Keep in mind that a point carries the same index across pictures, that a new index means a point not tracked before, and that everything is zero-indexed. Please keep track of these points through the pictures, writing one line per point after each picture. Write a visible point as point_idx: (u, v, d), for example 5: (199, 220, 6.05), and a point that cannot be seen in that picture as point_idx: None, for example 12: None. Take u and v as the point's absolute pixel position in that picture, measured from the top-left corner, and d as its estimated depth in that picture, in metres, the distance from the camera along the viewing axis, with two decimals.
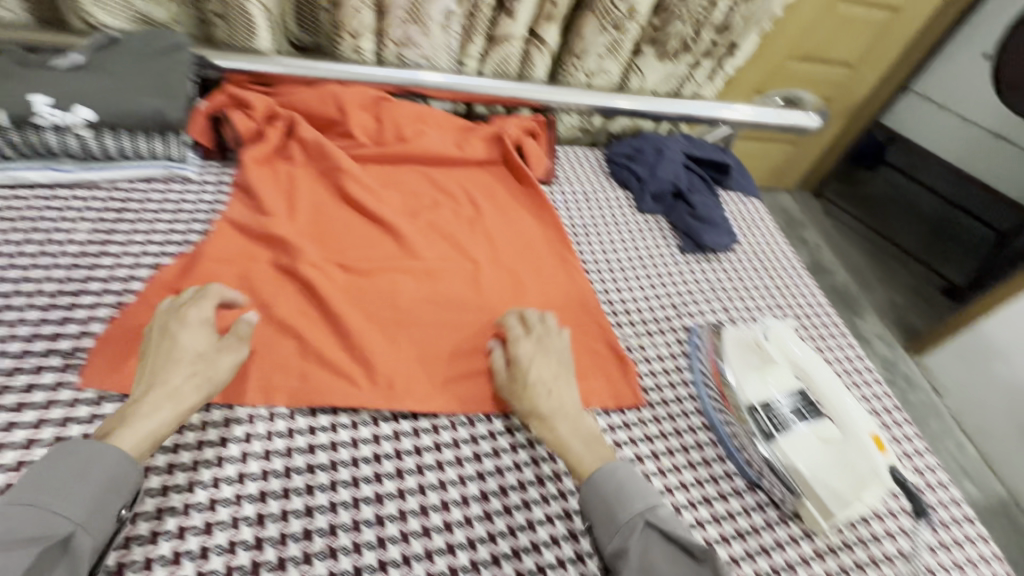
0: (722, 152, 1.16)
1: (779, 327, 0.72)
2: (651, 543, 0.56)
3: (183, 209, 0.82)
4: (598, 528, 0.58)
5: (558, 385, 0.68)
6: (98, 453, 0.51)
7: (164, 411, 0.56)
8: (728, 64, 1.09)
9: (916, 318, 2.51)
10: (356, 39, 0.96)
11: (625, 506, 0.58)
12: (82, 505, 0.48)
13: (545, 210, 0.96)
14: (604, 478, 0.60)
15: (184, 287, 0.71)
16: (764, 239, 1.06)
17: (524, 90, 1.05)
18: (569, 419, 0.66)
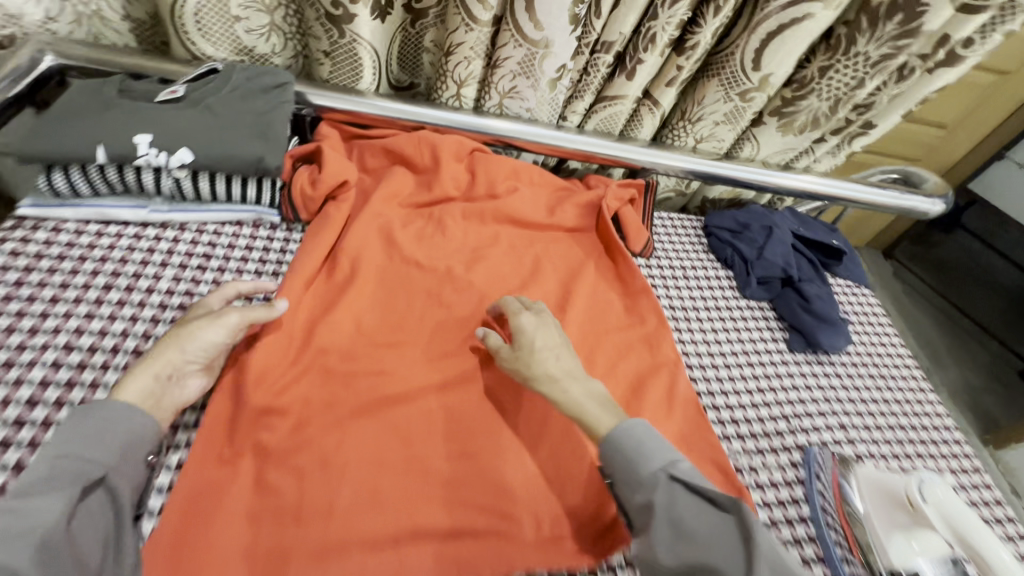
0: (832, 233, 1.06)
1: (937, 482, 0.61)
2: (675, 495, 0.56)
3: (268, 261, 0.78)
4: (619, 484, 0.59)
5: (562, 351, 0.71)
6: (118, 422, 0.53)
7: (149, 378, 0.58)
8: (857, 142, 0.99)
9: (991, 403, 2.32)
10: (460, 87, 0.91)
11: (644, 463, 0.59)
12: (110, 454, 0.52)
13: (644, 291, 0.87)
14: (623, 435, 0.61)
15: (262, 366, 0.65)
16: (878, 340, 0.95)
17: (627, 151, 0.98)
18: (580, 385, 0.67)
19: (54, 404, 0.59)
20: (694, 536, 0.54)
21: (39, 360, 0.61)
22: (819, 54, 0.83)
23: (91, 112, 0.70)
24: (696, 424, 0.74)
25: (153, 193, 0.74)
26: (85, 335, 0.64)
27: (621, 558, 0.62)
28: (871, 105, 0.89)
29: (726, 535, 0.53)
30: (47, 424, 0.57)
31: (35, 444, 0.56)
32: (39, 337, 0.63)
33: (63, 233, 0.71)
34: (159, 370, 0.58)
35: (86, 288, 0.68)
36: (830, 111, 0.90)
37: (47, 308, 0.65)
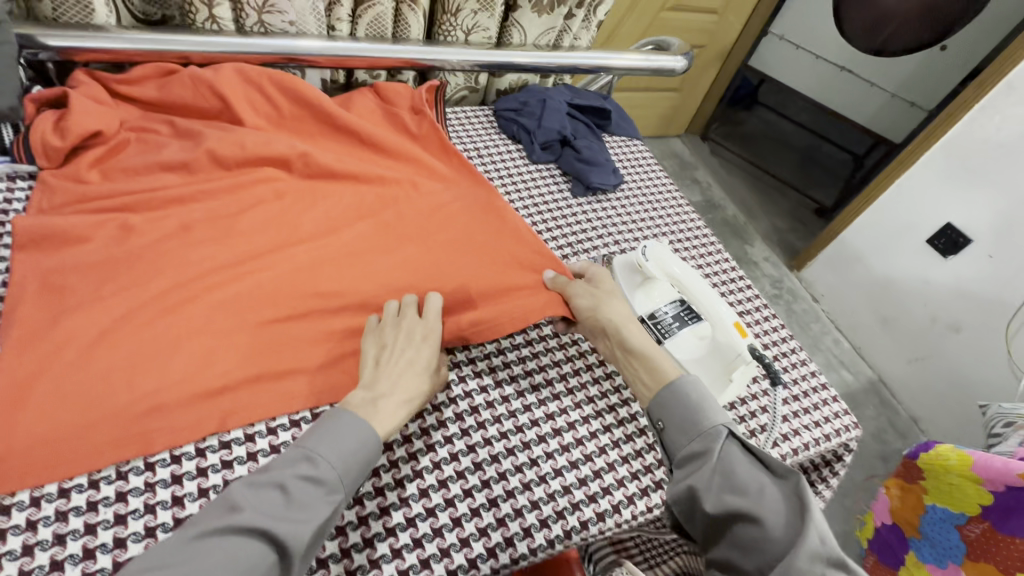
0: (604, 99, 1.23)
1: (655, 246, 0.79)
2: (730, 448, 0.60)
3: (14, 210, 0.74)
4: (673, 431, 0.64)
5: (621, 304, 0.77)
6: (366, 438, 0.60)
7: (399, 411, 0.64)
8: (600, 9, 1.17)
9: (796, 239, 2.82)
10: (212, 9, 0.91)
11: (703, 415, 0.63)
12: (357, 469, 0.59)
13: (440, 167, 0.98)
14: (680, 387, 0.66)
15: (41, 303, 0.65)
16: (647, 175, 1.14)
17: (401, 51, 1.04)
18: (640, 335, 0.73)
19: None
20: (743, 486, 0.57)
21: None
22: None
23: None
24: (501, 261, 0.87)
25: None
26: None
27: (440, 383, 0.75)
28: None
29: (776, 492, 0.56)
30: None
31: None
32: None
33: None
34: (399, 397, 0.65)
35: None
36: None
37: None
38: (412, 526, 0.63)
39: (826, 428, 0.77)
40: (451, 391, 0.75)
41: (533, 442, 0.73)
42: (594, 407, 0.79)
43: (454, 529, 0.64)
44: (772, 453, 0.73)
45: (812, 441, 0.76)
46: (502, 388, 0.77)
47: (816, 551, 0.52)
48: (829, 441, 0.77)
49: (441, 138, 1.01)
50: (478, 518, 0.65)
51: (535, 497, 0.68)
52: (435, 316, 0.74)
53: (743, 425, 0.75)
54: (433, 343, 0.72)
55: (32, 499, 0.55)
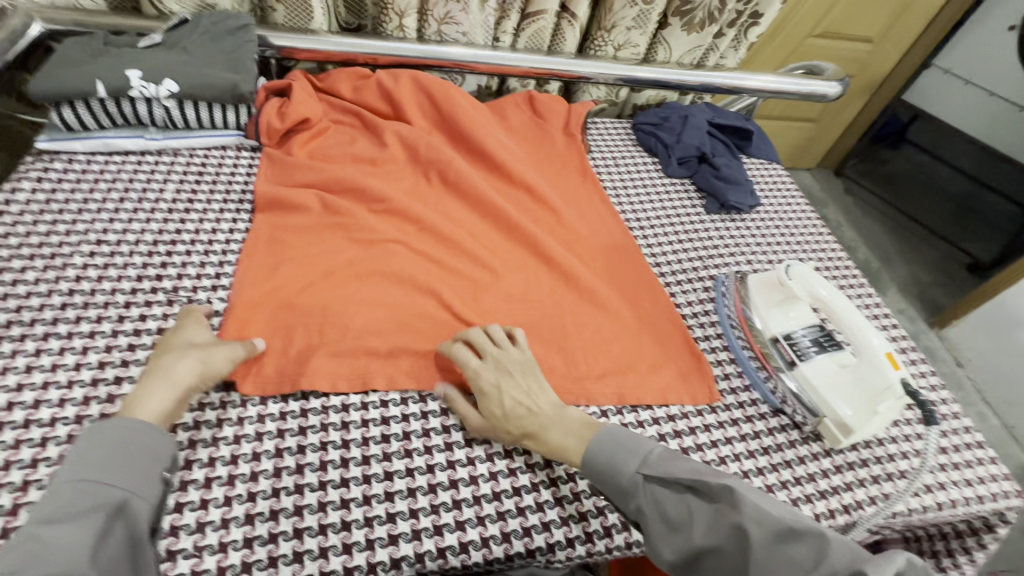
0: (746, 120, 1.21)
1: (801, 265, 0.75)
2: (654, 492, 0.58)
3: (237, 173, 0.90)
4: (612, 496, 0.61)
5: (533, 399, 0.67)
6: (142, 445, 0.55)
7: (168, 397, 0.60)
8: (752, 33, 1.14)
9: (939, 294, 2.51)
10: (402, 18, 1.04)
11: (619, 469, 0.61)
12: (142, 479, 0.53)
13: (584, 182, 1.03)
14: (597, 451, 0.62)
15: (257, 248, 0.79)
16: (784, 200, 1.11)
17: (555, 62, 1.11)
18: (560, 427, 0.66)
19: (88, 293, 0.71)
20: (679, 519, 0.56)
21: (78, 252, 0.75)
22: None
23: (85, 58, 0.83)
24: (636, 265, 0.90)
25: (148, 123, 0.87)
26: (111, 233, 0.78)
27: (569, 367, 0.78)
28: None
29: (703, 513, 0.55)
30: (92, 295, 0.71)
31: (71, 335, 0.67)
32: (75, 236, 0.76)
33: (77, 162, 0.84)
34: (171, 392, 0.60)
35: (74, 193, 0.81)
36: (721, 6, 1.06)
37: (75, 216, 0.78)
38: (535, 491, 0.65)
39: (981, 489, 0.69)
40: None
41: None
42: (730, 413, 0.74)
43: (573, 502, 0.65)
44: (910, 502, 0.67)
45: (961, 499, 0.68)
46: None
47: (794, 545, 0.50)
48: (983, 505, 0.69)
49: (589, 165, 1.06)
50: (596, 498, 0.66)
51: None
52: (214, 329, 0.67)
53: (881, 466, 0.70)
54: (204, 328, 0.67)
55: (221, 402, 0.65)
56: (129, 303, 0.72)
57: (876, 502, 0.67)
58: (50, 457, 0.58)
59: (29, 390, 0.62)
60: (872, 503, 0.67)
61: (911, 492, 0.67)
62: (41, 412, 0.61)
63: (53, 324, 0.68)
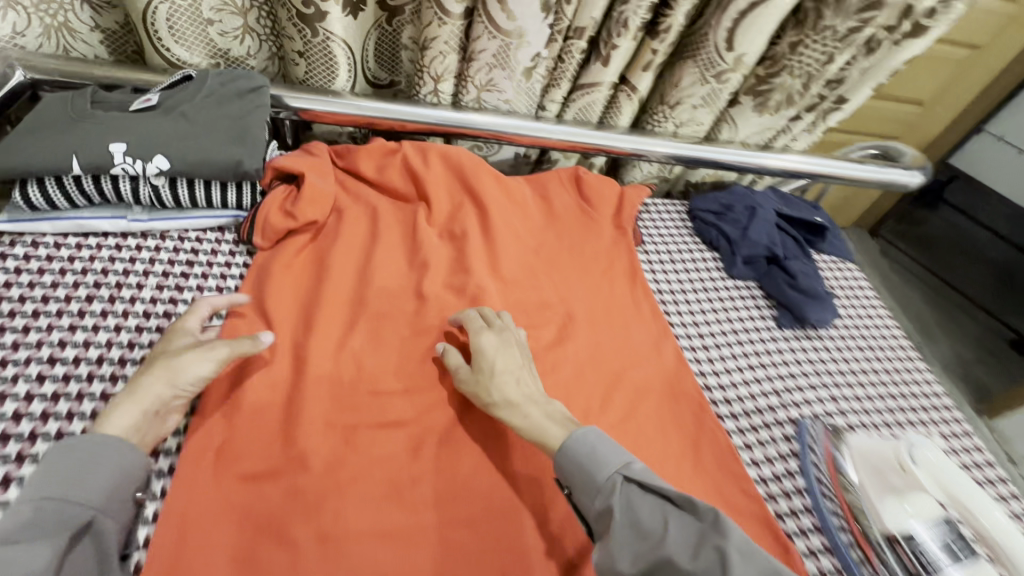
0: (816, 210, 1.07)
1: (928, 448, 0.65)
2: (632, 498, 0.54)
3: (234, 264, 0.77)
4: (577, 493, 0.58)
5: (523, 376, 0.67)
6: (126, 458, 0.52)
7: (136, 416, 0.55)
8: (832, 117, 0.99)
9: (983, 374, 2.34)
10: (437, 82, 0.91)
11: (597, 468, 0.57)
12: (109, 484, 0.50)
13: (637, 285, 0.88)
14: (576, 444, 0.59)
15: (241, 376, 0.64)
16: (866, 313, 0.95)
17: (606, 137, 0.98)
18: (542, 408, 0.64)
19: (26, 437, 0.55)
20: (650, 531, 0.52)
21: (23, 373, 0.60)
22: (788, 31, 0.85)
23: (65, 124, 0.70)
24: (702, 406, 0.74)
25: (132, 202, 0.73)
26: (69, 347, 0.63)
27: None
28: (843, 80, 0.89)
29: (680, 528, 0.51)
30: (31, 441, 0.55)
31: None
32: (22, 351, 0.61)
33: (44, 247, 0.71)
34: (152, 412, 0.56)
35: (33, 287, 0.67)
36: (803, 89, 0.91)
37: (28, 321, 0.64)
38: None
39: None
40: None
41: None
42: None
43: None
44: None
45: None
46: None
47: None
48: None
49: (638, 258, 0.93)
50: None
51: None
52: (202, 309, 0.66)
53: None
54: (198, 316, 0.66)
55: None
56: None
57: None
58: None
59: None
60: None
61: None
62: None
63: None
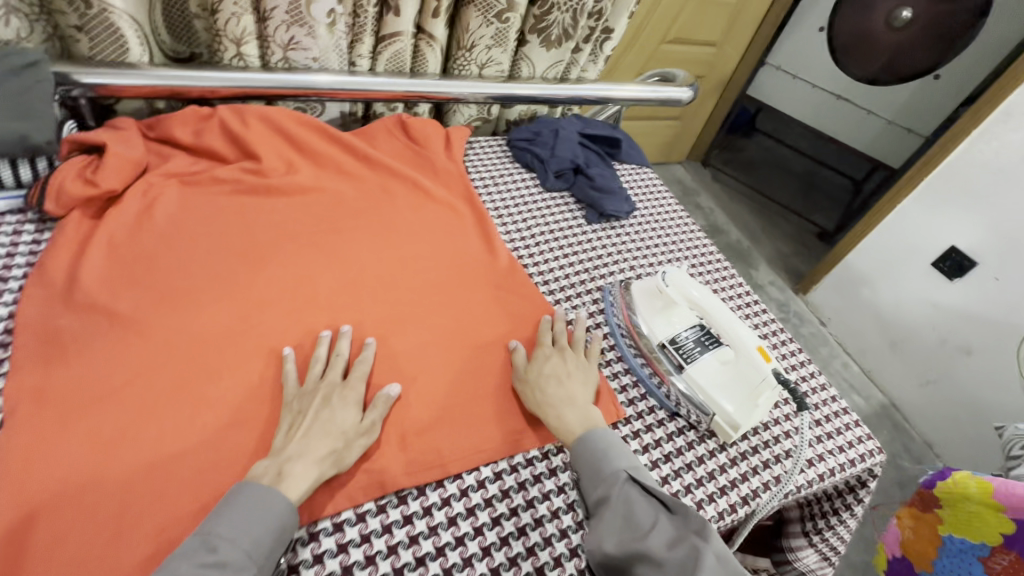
0: (613, 128, 1.26)
1: (675, 272, 0.81)
2: (631, 493, 0.61)
3: (43, 239, 0.75)
4: (586, 480, 0.64)
5: (455, 399, 0.72)
6: (274, 503, 0.55)
7: (309, 473, 0.59)
8: (607, 46, 1.19)
9: (800, 262, 2.72)
10: (239, 46, 0.94)
11: (607, 462, 0.64)
12: (268, 545, 0.53)
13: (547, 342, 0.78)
14: (590, 441, 0.66)
15: (68, 336, 0.66)
16: (656, 202, 1.16)
17: (419, 84, 1.07)
18: (578, 411, 0.70)
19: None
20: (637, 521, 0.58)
21: None
22: None
23: None
24: (524, 287, 0.88)
25: None
26: None
27: (474, 478, 0.69)
28: (602, 11, 1.09)
29: (659, 521, 0.58)
30: None
31: None
32: None
33: None
34: (323, 455, 0.61)
35: None
36: (573, 24, 1.08)
37: None
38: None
39: (850, 453, 0.78)
40: (486, 488, 0.68)
41: (546, 519, 0.67)
42: (630, 428, 0.75)
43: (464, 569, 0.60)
44: (801, 480, 0.74)
45: (837, 466, 0.76)
46: (518, 473, 0.70)
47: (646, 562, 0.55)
48: (855, 468, 0.77)
49: (471, 180, 1.05)
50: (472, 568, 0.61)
51: (530, 542, 0.65)
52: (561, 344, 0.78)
53: (769, 449, 0.76)
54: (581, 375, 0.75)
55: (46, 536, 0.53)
56: None
57: (753, 494, 0.71)
58: None
59: None
60: (758, 494, 0.71)
61: (797, 472, 0.73)
62: None
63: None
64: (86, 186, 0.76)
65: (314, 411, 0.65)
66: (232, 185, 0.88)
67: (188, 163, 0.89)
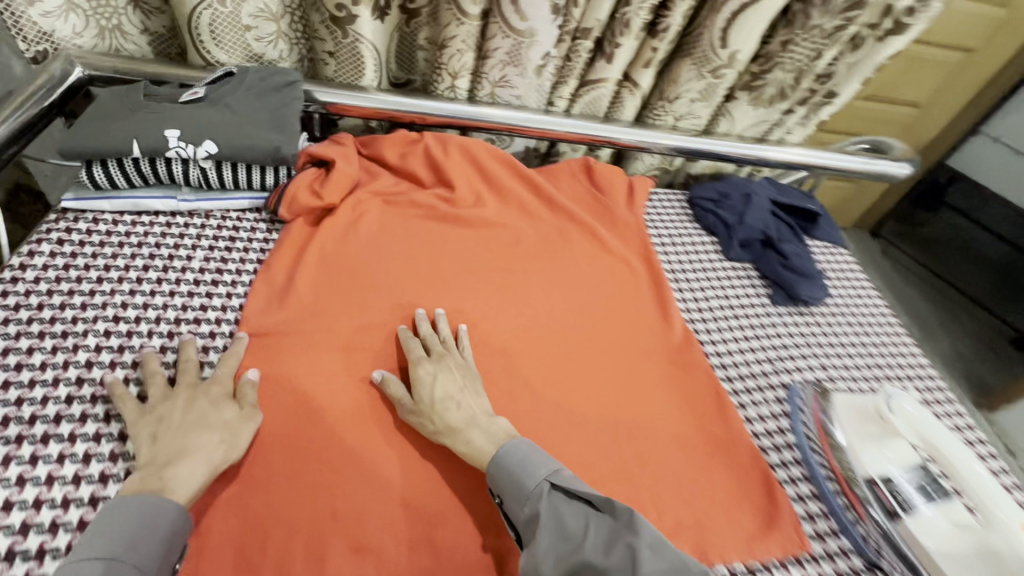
0: (809, 198, 1.14)
1: (902, 396, 0.71)
2: (558, 504, 0.60)
3: (271, 238, 0.85)
4: (507, 501, 0.62)
5: (465, 397, 0.70)
6: (160, 515, 0.53)
7: (200, 472, 0.58)
8: (823, 112, 1.06)
9: (985, 371, 2.24)
10: (454, 79, 0.99)
11: (529, 474, 0.62)
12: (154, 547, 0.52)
13: (455, 346, 0.76)
14: (507, 455, 0.64)
15: (281, 338, 0.73)
16: (854, 291, 1.02)
17: (612, 131, 1.04)
18: (481, 429, 0.67)
19: (74, 382, 0.64)
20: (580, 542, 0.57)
21: (91, 331, 0.68)
22: (779, 30, 0.91)
23: (123, 114, 0.78)
24: (702, 369, 0.80)
25: (182, 183, 0.81)
26: (131, 308, 0.72)
27: None
28: (831, 75, 0.96)
29: (597, 529, 0.58)
30: (57, 423, 0.61)
31: (73, 437, 0.60)
32: (91, 310, 0.70)
33: (102, 222, 0.78)
34: (210, 449, 0.59)
35: (95, 257, 0.75)
36: (794, 83, 0.98)
37: (93, 287, 0.72)
38: None
39: None
40: None
41: None
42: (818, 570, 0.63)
43: None
44: None
45: None
46: None
47: None
48: None
49: (650, 236, 0.99)
50: None
51: None
52: (456, 348, 0.75)
53: None
54: (450, 373, 0.72)
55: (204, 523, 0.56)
56: (142, 399, 0.64)
57: None
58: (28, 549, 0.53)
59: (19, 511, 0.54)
60: None
61: None
62: (42, 514, 0.55)
63: (54, 422, 0.61)
64: (312, 199, 0.84)
65: (177, 414, 0.61)
66: (426, 212, 0.92)
67: (392, 183, 0.95)
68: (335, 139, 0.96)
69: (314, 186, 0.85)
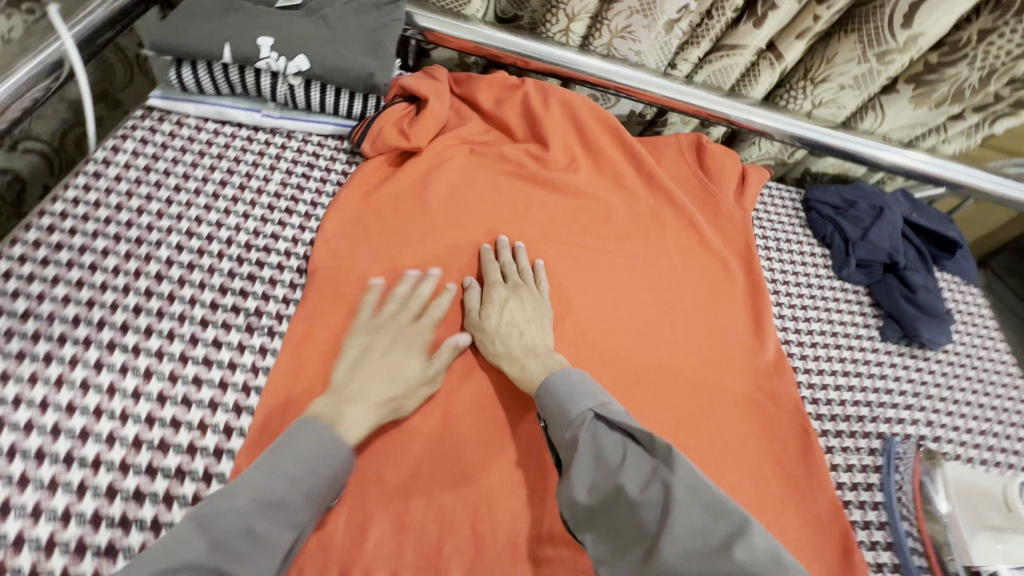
0: (949, 224, 0.97)
1: None
2: (600, 433, 0.55)
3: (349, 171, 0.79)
4: (551, 428, 0.58)
5: (528, 328, 0.67)
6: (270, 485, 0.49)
7: (382, 393, 0.59)
8: (1000, 124, 0.89)
9: None
10: (571, 22, 0.87)
11: (573, 402, 0.57)
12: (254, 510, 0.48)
13: (532, 280, 0.73)
14: (556, 383, 0.60)
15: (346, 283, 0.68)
16: (981, 341, 0.87)
17: (739, 108, 0.90)
18: (540, 358, 0.64)
19: (144, 293, 0.62)
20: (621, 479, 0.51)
21: (165, 243, 0.66)
22: (984, 13, 0.75)
23: (217, 12, 0.72)
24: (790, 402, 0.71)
25: (267, 98, 0.77)
26: (204, 225, 0.69)
27: None
28: None
29: (635, 461, 0.51)
30: (122, 331, 0.59)
31: (137, 350, 0.59)
32: (166, 221, 0.68)
33: (186, 127, 0.76)
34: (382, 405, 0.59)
35: (176, 162, 0.72)
36: (980, 83, 0.82)
37: (171, 196, 0.70)
38: None
39: None
40: None
41: None
42: None
43: None
44: None
45: None
46: None
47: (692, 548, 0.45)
48: None
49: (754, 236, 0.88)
50: None
51: None
52: (534, 284, 0.72)
53: None
54: (524, 306, 0.69)
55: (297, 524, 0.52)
56: (205, 321, 0.62)
57: None
58: (100, 434, 0.53)
59: (79, 416, 0.54)
60: None
61: None
62: (100, 424, 0.54)
63: (121, 331, 0.59)
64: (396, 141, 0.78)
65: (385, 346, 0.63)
66: (513, 168, 0.84)
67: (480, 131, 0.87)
68: (430, 71, 0.89)
69: (400, 125, 0.79)
